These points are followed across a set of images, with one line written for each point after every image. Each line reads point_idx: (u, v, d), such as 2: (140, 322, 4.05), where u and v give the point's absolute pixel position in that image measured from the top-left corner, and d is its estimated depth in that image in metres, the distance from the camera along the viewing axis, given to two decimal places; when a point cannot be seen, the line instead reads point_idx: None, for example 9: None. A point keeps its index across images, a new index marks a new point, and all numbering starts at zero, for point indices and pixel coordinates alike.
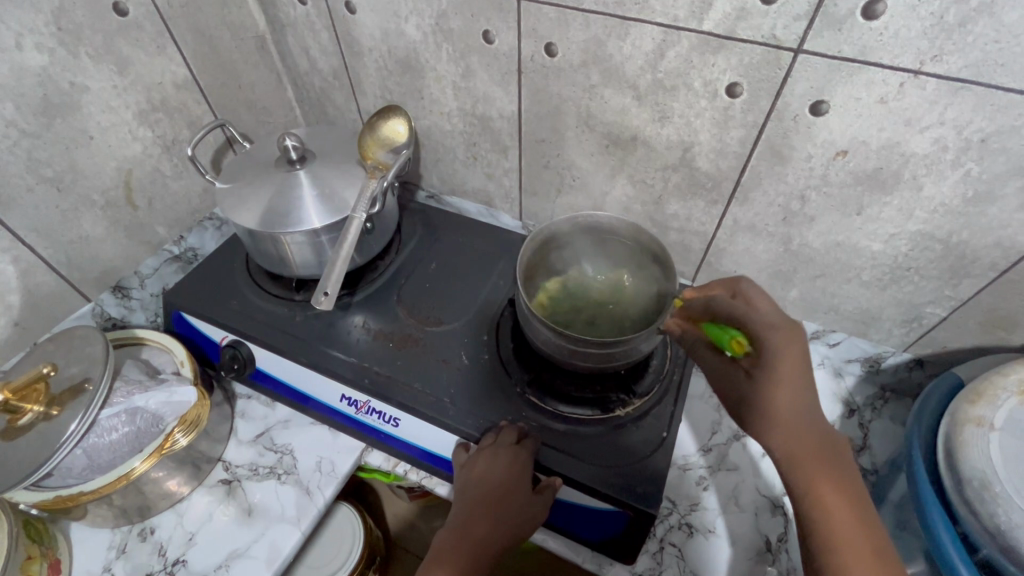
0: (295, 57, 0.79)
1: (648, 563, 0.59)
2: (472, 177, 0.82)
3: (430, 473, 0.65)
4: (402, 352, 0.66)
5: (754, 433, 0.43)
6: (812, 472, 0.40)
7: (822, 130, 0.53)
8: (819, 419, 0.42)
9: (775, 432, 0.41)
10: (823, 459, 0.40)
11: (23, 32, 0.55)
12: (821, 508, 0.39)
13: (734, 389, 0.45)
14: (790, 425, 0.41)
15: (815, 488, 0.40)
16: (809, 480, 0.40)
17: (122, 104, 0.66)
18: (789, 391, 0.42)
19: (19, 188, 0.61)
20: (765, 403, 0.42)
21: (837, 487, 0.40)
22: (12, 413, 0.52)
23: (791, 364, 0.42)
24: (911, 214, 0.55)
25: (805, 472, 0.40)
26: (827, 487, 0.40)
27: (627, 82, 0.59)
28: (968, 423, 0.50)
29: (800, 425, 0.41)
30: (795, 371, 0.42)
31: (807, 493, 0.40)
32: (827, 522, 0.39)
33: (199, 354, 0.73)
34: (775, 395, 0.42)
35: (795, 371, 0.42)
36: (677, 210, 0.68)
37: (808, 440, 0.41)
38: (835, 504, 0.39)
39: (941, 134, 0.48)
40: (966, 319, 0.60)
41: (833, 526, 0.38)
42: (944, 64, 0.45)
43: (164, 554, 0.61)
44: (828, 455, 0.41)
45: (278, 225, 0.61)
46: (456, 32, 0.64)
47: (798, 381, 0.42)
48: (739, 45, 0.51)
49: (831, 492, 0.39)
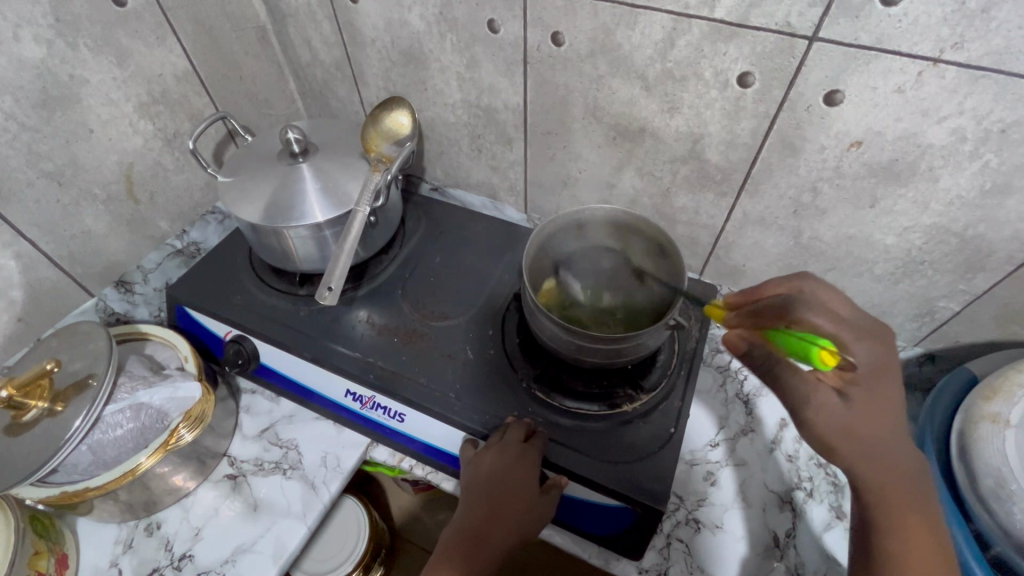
0: (297, 48, 0.78)
1: (655, 559, 0.59)
2: (476, 169, 0.81)
3: (435, 468, 0.64)
4: (406, 347, 0.65)
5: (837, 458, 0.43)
6: (891, 503, 0.42)
7: (835, 121, 0.52)
8: (898, 450, 0.43)
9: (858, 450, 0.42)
10: (898, 485, 0.43)
11: (21, 24, 0.54)
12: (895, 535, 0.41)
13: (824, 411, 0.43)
14: (876, 450, 0.42)
15: (889, 510, 0.42)
16: (886, 506, 0.42)
17: (122, 97, 0.65)
18: (875, 421, 0.42)
19: (20, 182, 0.60)
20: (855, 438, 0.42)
21: (917, 517, 0.42)
22: (15, 409, 0.51)
23: (880, 399, 0.43)
24: (926, 206, 0.54)
25: (882, 494, 0.42)
26: (906, 519, 0.42)
27: (635, 72, 0.58)
28: (983, 420, 0.49)
29: (882, 448, 0.42)
30: (882, 400, 0.43)
31: (886, 522, 0.42)
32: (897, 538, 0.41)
33: (202, 348, 0.72)
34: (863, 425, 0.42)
35: (884, 402, 0.43)
36: (686, 202, 0.67)
37: (891, 466, 0.43)
38: (914, 531, 0.41)
39: (960, 124, 0.47)
40: (980, 314, 0.59)
41: (904, 549, 0.41)
42: (964, 52, 0.43)
43: (170, 549, 0.61)
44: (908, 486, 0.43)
45: (280, 218, 0.60)
46: (461, 22, 0.63)
47: (880, 419, 0.42)
48: (751, 34, 0.50)
49: (906, 519, 0.42)
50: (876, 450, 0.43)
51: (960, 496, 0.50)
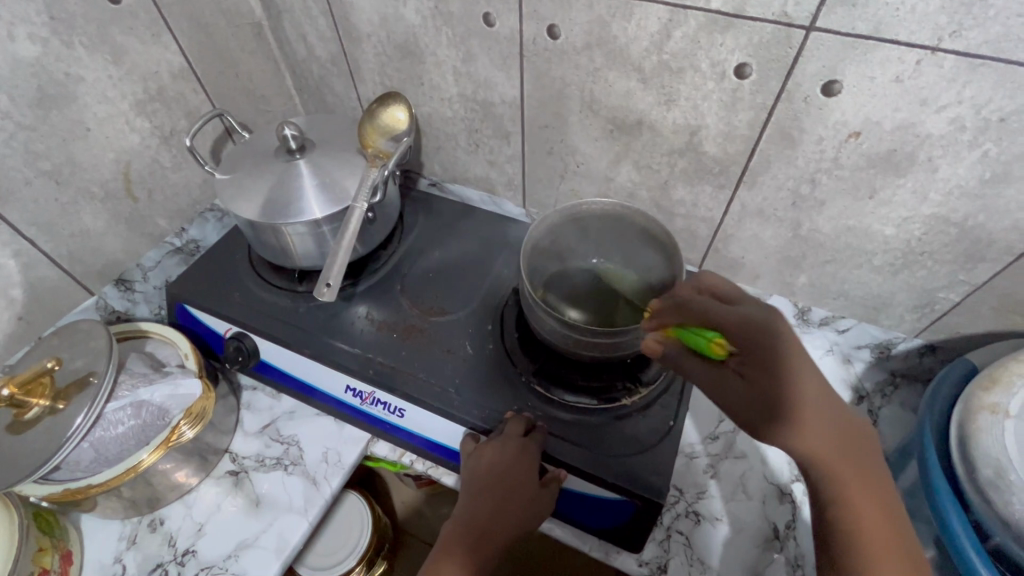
0: (293, 45, 0.78)
1: (655, 551, 0.59)
2: (474, 164, 0.81)
3: (436, 463, 0.64)
4: (406, 342, 0.66)
5: (773, 432, 0.39)
6: (844, 472, 0.38)
7: (834, 111, 0.51)
8: (840, 406, 0.40)
9: (802, 422, 0.39)
10: (847, 448, 0.39)
11: (15, 22, 0.54)
12: (853, 510, 0.37)
13: (745, 398, 0.41)
14: (819, 412, 0.39)
15: (845, 482, 0.38)
16: (837, 474, 0.38)
17: (118, 94, 0.65)
18: (806, 381, 0.40)
19: (17, 182, 0.60)
20: (791, 411, 0.39)
21: (868, 487, 0.38)
22: (17, 407, 0.51)
23: (802, 367, 0.40)
24: (925, 196, 0.53)
25: (835, 465, 0.38)
26: (859, 489, 0.38)
27: (632, 64, 0.57)
28: (983, 410, 0.49)
29: (822, 418, 0.39)
30: (799, 362, 0.40)
31: (835, 488, 0.38)
32: (853, 514, 0.37)
33: (202, 346, 0.72)
34: (802, 401, 0.39)
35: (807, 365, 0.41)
36: (684, 195, 0.67)
37: (833, 428, 0.39)
38: (864, 505, 0.37)
39: (959, 114, 0.47)
40: (980, 304, 0.59)
41: (862, 521, 0.36)
42: (962, 40, 0.43)
43: (173, 545, 0.61)
44: (861, 451, 0.39)
45: (279, 216, 0.61)
46: (456, 15, 0.63)
47: (814, 385, 0.40)
48: (748, 24, 0.49)
49: (862, 489, 0.37)
50: (819, 417, 0.39)
51: (958, 487, 0.50)
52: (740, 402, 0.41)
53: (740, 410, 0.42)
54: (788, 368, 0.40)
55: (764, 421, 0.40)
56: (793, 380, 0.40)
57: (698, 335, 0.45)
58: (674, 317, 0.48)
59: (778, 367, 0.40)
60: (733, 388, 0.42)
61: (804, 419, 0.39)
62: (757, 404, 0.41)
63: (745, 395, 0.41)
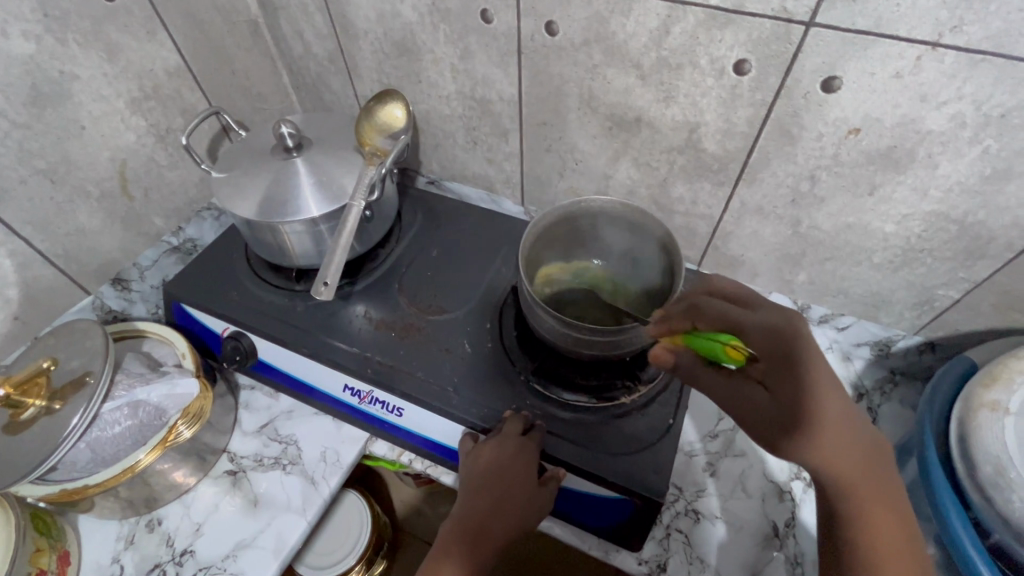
0: (289, 42, 0.77)
1: (654, 549, 0.59)
2: (472, 161, 0.80)
3: (435, 462, 0.64)
4: (404, 341, 0.65)
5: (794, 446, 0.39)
6: (858, 485, 0.38)
7: (834, 108, 0.51)
8: (858, 420, 0.40)
9: (823, 437, 0.39)
10: (864, 462, 0.39)
11: (8, 19, 0.54)
12: (866, 523, 0.38)
13: (765, 410, 0.41)
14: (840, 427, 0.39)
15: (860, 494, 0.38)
16: (851, 487, 0.38)
17: (113, 92, 0.65)
18: (831, 395, 0.40)
19: (12, 181, 0.60)
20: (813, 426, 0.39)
21: (879, 500, 0.38)
22: (13, 407, 0.51)
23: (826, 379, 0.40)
24: (925, 193, 0.53)
25: (852, 479, 0.38)
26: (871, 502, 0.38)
27: (630, 61, 0.57)
28: (982, 407, 0.49)
29: (842, 433, 0.39)
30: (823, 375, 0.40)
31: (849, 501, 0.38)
32: (865, 528, 0.38)
33: (200, 345, 0.72)
34: (825, 417, 0.39)
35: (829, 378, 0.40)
36: (683, 192, 0.67)
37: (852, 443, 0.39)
38: (875, 517, 0.38)
39: (959, 110, 0.47)
40: (979, 301, 0.59)
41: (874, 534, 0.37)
42: (963, 35, 0.43)
43: (172, 545, 0.61)
44: (874, 459, 0.39)
45: (276, 214, 0.60)
46: (453, 12, 0.62)
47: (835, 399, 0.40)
48: (747, 20, 0.49)
49: (874, 500, 0.38)
50: (839, 433, 0.39)
51: (958, 484, 0.50)
52: (762, 413, 0.41)
53: (760, 420, 0.41)
54: (811, 379, 0.40)
55: (787, 433, 0.40)
56: (815, 391, 0.39)
57: (715, 343, 0.43)
58: (685, 320, 0.47)
59: (802, 379, 0.40)
60: (753, 398, 0.42)
61: (825, 430, 0.39)
62: (777, 416, 0.40)
63: (766, 406, 0.41)
